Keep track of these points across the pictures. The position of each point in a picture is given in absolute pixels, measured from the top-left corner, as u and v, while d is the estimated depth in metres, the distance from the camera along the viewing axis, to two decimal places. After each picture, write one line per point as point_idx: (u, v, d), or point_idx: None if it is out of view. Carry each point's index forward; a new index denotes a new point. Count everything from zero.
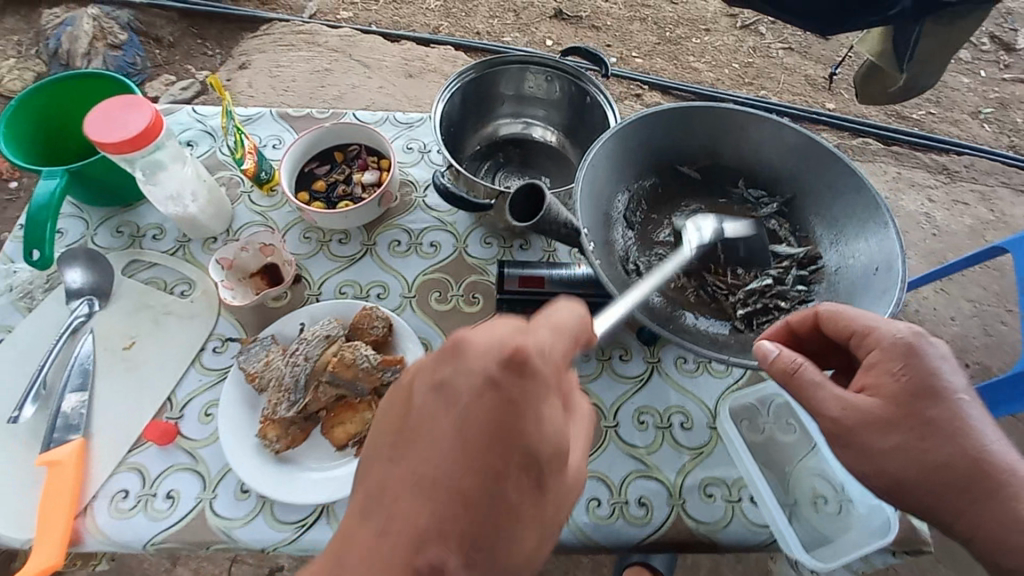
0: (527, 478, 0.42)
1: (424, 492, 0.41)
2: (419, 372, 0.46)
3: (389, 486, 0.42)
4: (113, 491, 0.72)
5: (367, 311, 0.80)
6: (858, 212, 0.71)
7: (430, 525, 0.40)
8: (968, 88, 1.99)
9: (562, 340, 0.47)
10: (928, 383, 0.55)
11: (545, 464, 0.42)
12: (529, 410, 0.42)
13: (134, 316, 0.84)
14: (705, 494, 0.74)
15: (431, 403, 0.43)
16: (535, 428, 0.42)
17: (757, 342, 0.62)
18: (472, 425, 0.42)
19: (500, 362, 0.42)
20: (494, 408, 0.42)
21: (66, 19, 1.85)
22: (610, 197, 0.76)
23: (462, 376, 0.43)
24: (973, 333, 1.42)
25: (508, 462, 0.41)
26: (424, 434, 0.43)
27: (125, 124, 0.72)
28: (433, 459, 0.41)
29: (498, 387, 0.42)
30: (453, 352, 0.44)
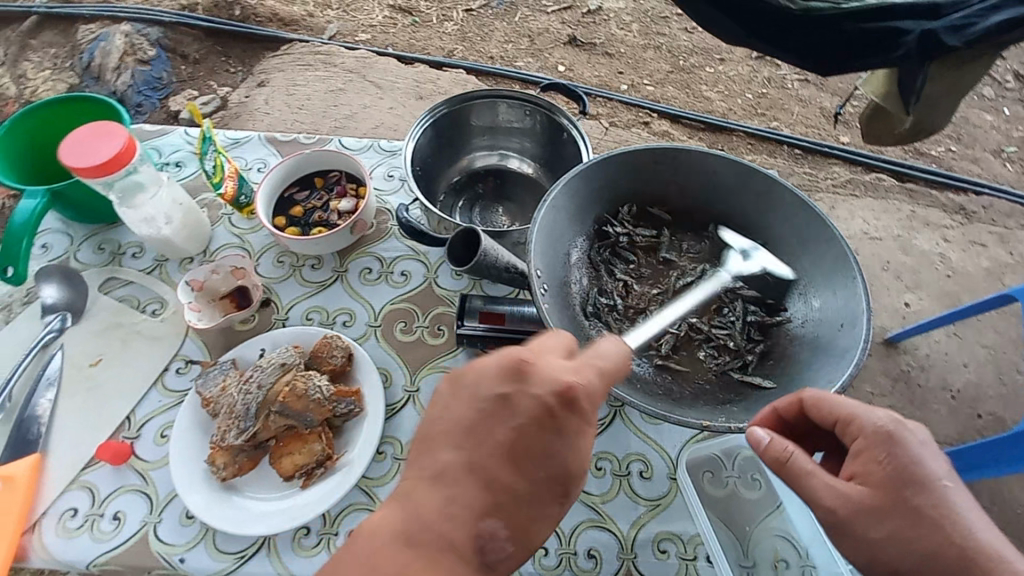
0: (559, 492, 0.45)
1: (480, 482, 0.43)
2: (479, 375, 0.47)
3: (446, 473, 0.44)
4: (62, 510, 0.73)
5: (328, 340, 0.79)
6: (827, 264, 0.70)
7: (485, 509, 0.43)
8: (991, 125, 1.92)
9: (607, 382, 0.48)
10: (913, 469, 0.49)
11: (575, 485, 0.46)
12: (578, 436, 0.46)
13: (104, 334, 0.86)
14: (659, 550, 0.71)
15: (489, 411, 0.45)
16: (579, 451, 0.46)
17: (748, 427, 0.57)
18: (528, 436, 0.44)
19: (559, 393, 0.45)
20: (544, 428, 0.45)
21: (100, 36, 1.92)
22: (572, 237, 0.77)
23: (522, 395, 0.45)
24: (987, 381, 1.31)
25: (547, 475, 0.45)
26: (480, 433, 0.45)
27: (98, 151, 0.74)
28: (487, 456, 0.44)
29: (552, 412, 0.45)
30: (519, 372, 0.46)
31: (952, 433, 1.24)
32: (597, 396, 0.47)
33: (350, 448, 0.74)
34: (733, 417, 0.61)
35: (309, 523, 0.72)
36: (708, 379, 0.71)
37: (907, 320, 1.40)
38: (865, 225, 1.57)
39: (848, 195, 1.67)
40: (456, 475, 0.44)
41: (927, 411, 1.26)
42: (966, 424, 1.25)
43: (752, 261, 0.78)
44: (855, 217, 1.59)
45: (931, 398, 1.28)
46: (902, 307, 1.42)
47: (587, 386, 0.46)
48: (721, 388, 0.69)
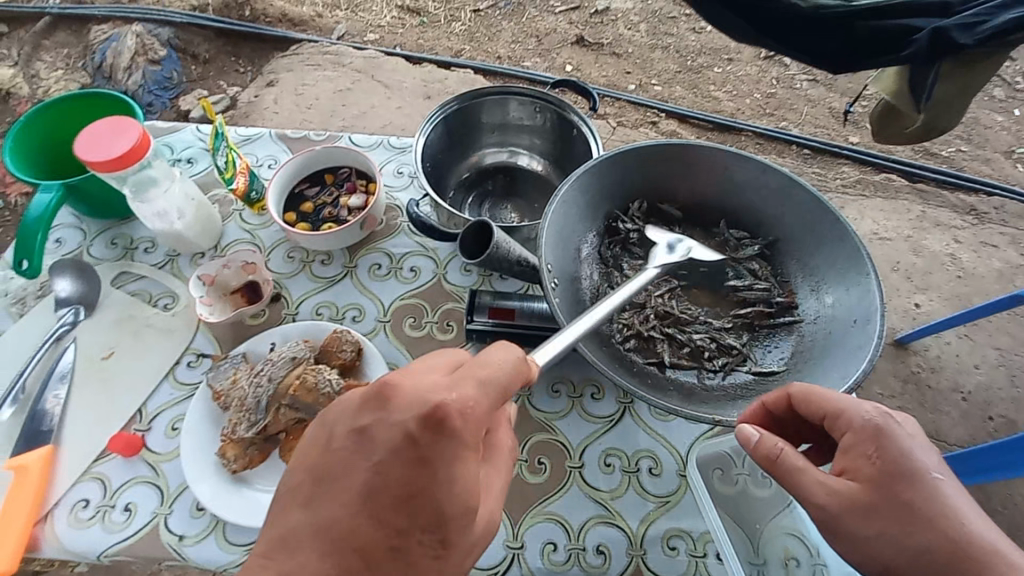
0: (433, 534, 0.40)
1: (334, 533, 0.40)
2: (341, 409, 0.44)
3: (301, 526, 0.40)
4: (74, 500, 0.73)
5: (337, 334, 0.79)
6: (841, 261, 0.70)
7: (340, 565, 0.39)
8: (1002, 126, 1.89)
9: (487, 400, 0.42)
10: (903, 464, 0.48)
11: (457, 524, 0.40)
12: (442, 472, 0.40)
13: (117, 327, 0.86)
14: (668, 547, 0.70)
15: (347, 450, 0.41)
16: (446, 489, 0.40)
17: (738, 425, 0.56)
18: (380, 483, 0.40)
19: (420, 417, 0.40)
20: (406, 463, 0.40)
21: (112, 36, 1.94)
22: (582, 233, 0.77)
23: (382, 426, 0.41)
24: (998, 383, 1.29)
25: (415, 517, 0.40)
26: (338, 477, 0.41)
27: (112, 145, 0.75)
28: (337, 508, 0.40)
29: (413, 442, 0.40)
30: (377, 401, 0.42)
31: (962, 436, 1.23)
32: (476, 416, 0.41)
33: None
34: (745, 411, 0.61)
35: None
36: (720, 375, 0.70)
37: (918, 321, 1.39)
38: (874, 226, 1.56)
39: (857, 195, 1.65)
40: (304, 536, 0.40)
41: (938, 413, 1.25)
42: (976, 426, 1.24)
43: (677, 251, 0.75)
44: (864, 217, 1.58)
45: (941, 400, 1.27)
46: (912, 308, 1.41)
47: (457, 404, 0.41)
48: (733, 384, 0.69)
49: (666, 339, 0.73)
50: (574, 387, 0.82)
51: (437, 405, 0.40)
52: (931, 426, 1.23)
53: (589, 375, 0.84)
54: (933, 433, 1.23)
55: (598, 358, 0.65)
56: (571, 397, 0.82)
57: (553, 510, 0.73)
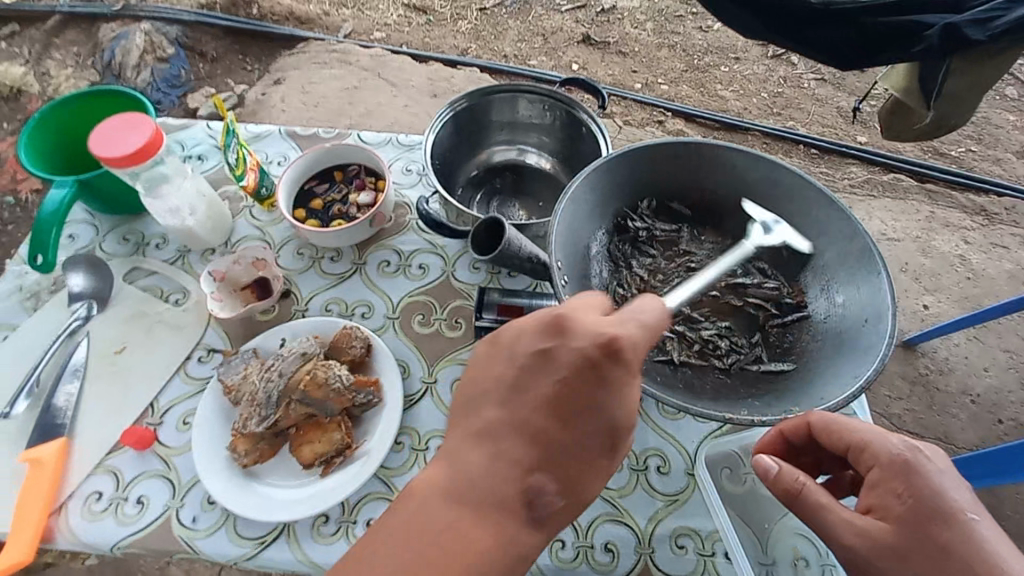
0: (605, 441, 0.47)
1: (528, 433, 0.46)
2: (521, 334, 0.50)
3: (494, 427, 0.47)
4: (87, 493, 0.74)
5: (347, 331, 0.79)
6: (851, 260, 0.70)
7: (535, 458, 0.45)
8: (1014, 126, 1.88)
9: (648, 340, 0.48)
10: (935, 503, 0.48)
11: (622, 433, 0.47)
12: (615, 388, 0.46)
13: (129, 322, 0.87)
14: (676, 546, 0.71)
15: (533, 367, 0.47)
16: (618, 403, 0.46)
17: (756, 456, 0.56)
18: (565, 392, 0.46)
19: (601, 342, 0.46)
20: (588, 379, 0.46)
21: (121, 34, 1.95)
22: (592, 230, 0.77)
23: (562, 348, 0.47)
24: (1009, 386, 1.28)
25: (592, 426, 0.46)
26: (526, 390, 0.47)
27: (125, 142, 0.76)
28: (528, 410, 0.46)
29: (594, 363, 0.46)
30: (560, 330, 0.47)
31: (971, 438, 1.22)
32: (642, 349, 0.47)
33: (369, 438, 0.75)
34: (755, 411, 0.61)
35: (328, 511, 0.73)
36: (731, 373, 0.70)
37: (926, 323, 1.39)
38: (883, 226, 1.56)
39: (865, 196, 1.64)
40: (504, 430, 0.46)
41: (946, 415, 1.25)
42: (985, 428, 1.23)
43: (773, 233, 0.76)
44: (872, 218, 1.57)
45: (950, 402, 1.26)
46: (920, 309, 1.41)
47: (628, 337, 0.46)
48: (743, 382, 0.69)
49: (676, 337, 0.74)
50: None
51: (616, 335, 0.46)
52: (939, 428, 1.23)
53: None
54: (941, 435, 1.22)
55: None
56: None
57: None
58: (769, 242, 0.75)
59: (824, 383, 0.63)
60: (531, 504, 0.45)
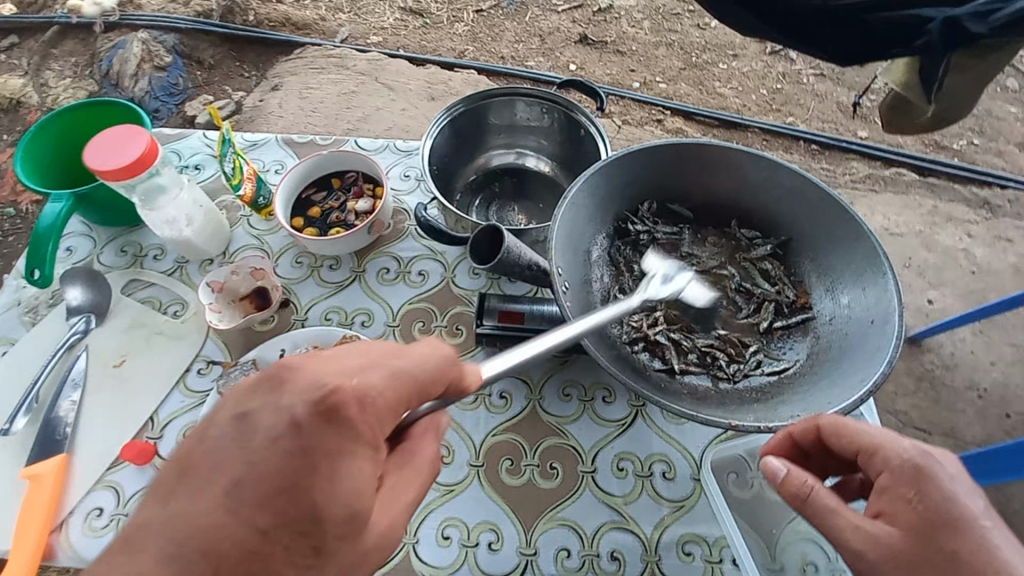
0: (305, 537, 0.38)
1: (191, 533, 0.36)
2: (232, 397, 0.42)
3: (152, 527, 0.37)
4: (88, 509, 0.73)
5: (347, 339, 0.79)
6: (855, 261, 0.69)
7: (187, 567, 0.35)
8: (1015, 117, 1.86)
9: (387, 397, 0.42)
10: (947, 510, 0.45)
11: (332, 525, 0.38)
12: (325, 466, 0.38)
13: (129, 335, 0.87)
14: (683, 553, 0.70)
15: (229, 437, 0.39)
16: (327, 486, 0.38)
17: (763, 459, 0.55)
18: (258, 471, 0.37)
19: (313, 402, 0.39)
20: (291, 454, 0.38)
21: (119, 43, 1.95)
22: (592, 235, 0.76)
23: (269, 412, 0.39)
24: (1015, 380, 1.27)
25: (288, 516, 0.37)
26: (206, 472, 0.38)
27: (122, 153, 0.75)
28: (201, 501, 0.37)
29: (301, 432, 0.38)
30: (275, 384, 0.41)
31: (978, 435, 1.21)
32: (375, 415, 0.41)
33: None
34: (764, 416, 0.60)
35: None
36: (735, 378, 0.70)
37: (931, 318, 1.38)
38: (885, 221, 1.54)
39: (867, 191, 1.63)
40: (161, 533, 0.36)
41: (953, 411, 1.23)
42: (993, 425, 1.21)
43: (669, 284, 0.72)
44: (874, 214, 1.56)
45: (956, 398, 1.25)
46: (924, 305, 1.40)
47: (354, 399, 0.40)
48: (748, 387, 0.68)
49: (679, 341, 0.73)
50: (584, 390, 0.82)
51: (334, 392, 0.39)
52: (946, 424, 1.22)
53: (600, 378, 0.83)
54: (948, 432, 1.21)
55: (608, 361, 0.64)
56: (582, 400, 0.81)
57: (564, 516, 0.72)
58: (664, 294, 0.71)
59: (831, 387, 0.62)
60: None
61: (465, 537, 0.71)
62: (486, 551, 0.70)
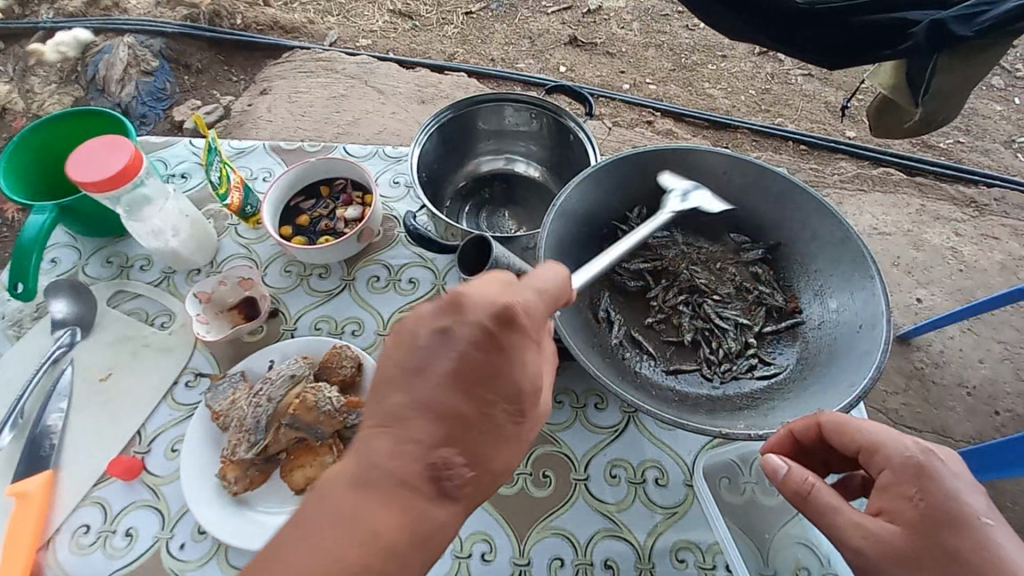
0: (514, 409, 0.43)
1: (430, 414, 0.41)
2: (417, 315, 0.44)
3: (396, 414, 0.41)
4: (75, 526, 0.72)
5: (337, 350, 0.78)
6: (844, 264, 0.69)
7: (438, 435, 0.40)
8: (1001, 116, 1.88)
9: (548, 303, 0.46)
10: (949, 508, 0.44)
11: (526, 401, 0.43)
12: (516, 358, 0.42)
13: (115, 349, 0.85)
14: (676, 559, 0.69)
15: (431, 346, 0.42)
16: (521, 371, 0.42)
17: (764, 456, 0.54)
18: (468, 366, 0.41)
19: (498, 311, 0.42)
20: (488, 351, 0.41)
21: (104, 48, 1.93)
22: (582, 242, 0.76)
23: (460, 324, 0.42)
24: (1004, 377, 1.28)
25: (494, 397, 0.42)
26: (423, 369, 0.42)
27: (105, 164, 0.74)
28: (430, 388, 0.41)
29: (491, 334, 0.41)
30: (454, 303, 0.42)
31: (968, 431, 1.22)
32: (537, 315, 0.44)
33: None
34: (751, 423, 0.60)
35: None
36: (726, 383, 0.70)
37: (920, 316, 1.39)
38: (874, 221, 1.56)
39: (855, 190, 1.64)
40: (407, 413, 0.41)
41: (943, 408, 1.25)
42: (983, 421, 1.23)
43: (689, 201, 0.74)
44: (863, 213, 1.57)
45: (947, 395, 1.26)
46: (913, 303, 1.41)
47: (523, 304, 0.43)
48: (738, 393, 0.68)
49: (661, 341, 0.74)
50: (576, 397, 0.82)
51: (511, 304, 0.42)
52: (936, 421, 1.23)
53: (592, 386, 0.83)
54: (939, 429, 1.22)
55: (596, 363, 0.65)
56: (575, 407, 0.81)
57: (558, 524, 0.72)
58: (685, 210, 0.73)
59: (821, 393, 0.62)
60: (437, 483, 0.40)
61: (458, 549, 0.70)
62: (479, 561, 0.69)
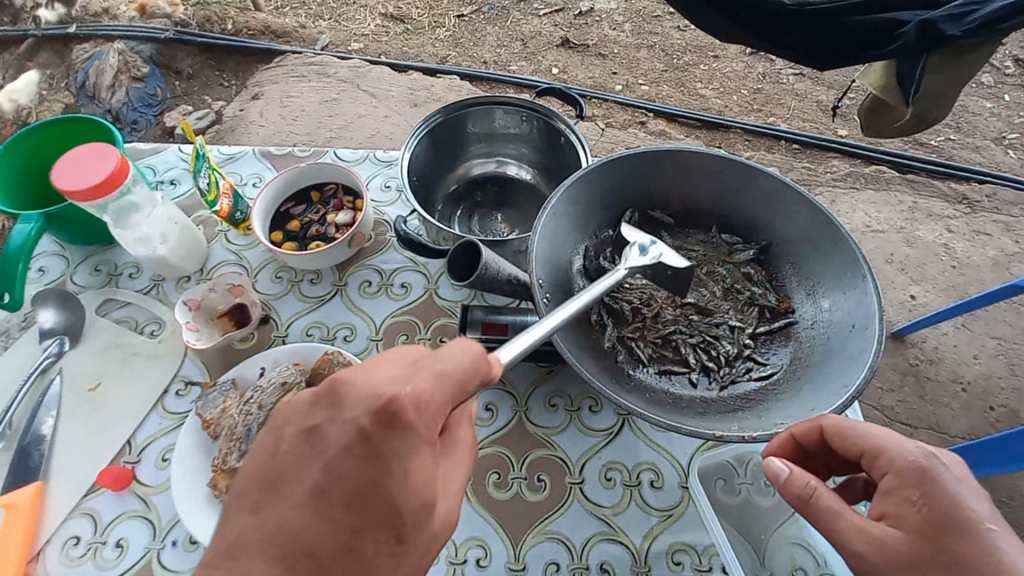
0: (388, 531, 0.38)
1: (285, 541, 0.37)
2: (289, 414, 0.41)
3: (244, 541, 0.37)
4: (65, 537, 0.71)
5: (328, 356, 0.77)
6: (836, 265, 0.69)
7: (287, 572, 0.36)
8: (991, 113, 1.89)
9: (445, 394, 0.41)
10: (953, 514, 0.44)
11: (407, 519, 0.39)
12: (395, 468, 0.38)
13: (104, 358, 0.85)
14: (673, 562, 0.69)
15: (299, 451, 0.39)
16: (401, 484, 0.38)
17: (766, 459, 0.53)
18: (337, 478, 0.38)
19: (375, 412, 0.38)
20: (362, 458, 0.38)
21: (94, 54, 1.92)
22: (574, 245, 0.76)
23: (336, 424, 0.39)
24: (997, 372, 1.29)
25: (365, 515, 0.38)
26: (285, 483, 0.38)
27: (91, 172, 0.73)
28: (290, 509, 0.37)
29: (366, 439, 0.38)
30: (332, 397, 0.40)
31: (964, 428, 1.22)
32: (431, 413, 0.40)
33: None
34: (745, 425, 0.60)
35: None
36: (723, 384, 0.70)
37: (914, 313, 1.40)
38: (867, 219, 1.56)
39: (848, 188, 1.65)
40: (257, 543, 0.36)
41: (938, 405, 1.25)
42: (978, 417, 1.23)
43: (649, 254, 0.72)
44: (856, 211, 1.58)
45: (941, 392, 1.26)
46: (907, 300, 1.41)
47: (412, 397, 0.39)
48: (733, 394, 0.68)
49: (655, 343, 0.74)
50: (571, 400, 0.81)
51: (392, 400, 0.38)
52: (931, 418, 1.23)
53: (586, 388, 0.83)
54: (934, 426, 1.22)
55: (588, 368, 0.64)
56: (569, 410, 0.80)
57: (554, 529, 0.71)
58: (644, 264, 0.71)
59: (815, 393, 0.62)
60: None
61: (453, 555, 0.70)
62: (474, 567, 0.69)
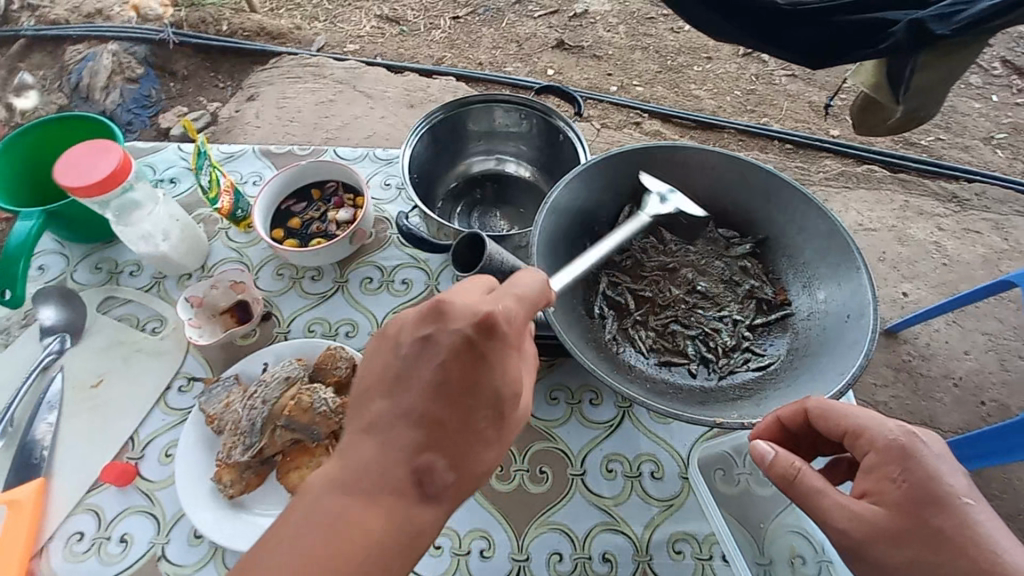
0: (494, 412, 0.45)
1: (412, 419, 0.44)
2: (403, 325, 0.47)
3: (381, 420, 0.44)
4: (68, 533, 0.71)
5: (332, 351, 0.77)
6: (831, 257, 0.70)
7: (420, 442, 0.43)
8: (979, 113, 1.93)
9: (529, 306, 0.48)
10: (931, 489, 0.45)
11: (507, 402, 0.46)
12: (496, 362, 0.45)
13: (107, 354, 0.85)
14: (674, 551, 0.70)
15: (413, 354, 0.45)
16: (501, 373, 0.45)
17: (752, 442, 0.54)
18: (449, 373, 0.44)
19: (476, 321, 0.44)
20: (467, 361, 0.44)
21: (88, 55, 1.91)
22: (573, 241, 0.77)
23: (442, 334, 0.45)
24: (988, 367, 1.31)
25: (476, 400, 0.44)
26: (405, 378, 0.45)
27: (93, 169, 0.74)
28: (413, 397, 0.44)
29: (471, 344, 0.44)
30: (436, 312, 0.45)
31: (956, 422, 1.24)
32: (519, 322, 0.46)
33: None
34: (744, 413, 0.61)
35: None
36: (722, 374, 0.71)
37: (906, 310, 1.42)
38: (859, 217, 1.59)
39: (841, 187, 1.67)
40: (390, 422, 0.44)
41: (930, 400, 1.27)
42: (970, 411, 1.25)
43: (668, 203, 0.79)
44: (848, 210, 1.60)
45: (933, 387, 1.28)
46: (899, 297, 1.43)
47: (503, 311, 0.45)
48: (732, 384, 0.70)
49: (654, 333, 0.75)
50: (572, 393, 0.82)
51: (490, 313, 0.44)
52: (924, 413, 1.25)
53: (586, 381, 0.84)
54: (926, 420, 1.24)
55: (591, 359, 0.66)
56: (570, 403, 0.81)
57: (556, 519, 0.72)
58: (664, 212, 0.79)
59: (812, 383, 0.63)
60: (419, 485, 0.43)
61: (456, 546, 0.70)
62: (477, 558, 0.70)
